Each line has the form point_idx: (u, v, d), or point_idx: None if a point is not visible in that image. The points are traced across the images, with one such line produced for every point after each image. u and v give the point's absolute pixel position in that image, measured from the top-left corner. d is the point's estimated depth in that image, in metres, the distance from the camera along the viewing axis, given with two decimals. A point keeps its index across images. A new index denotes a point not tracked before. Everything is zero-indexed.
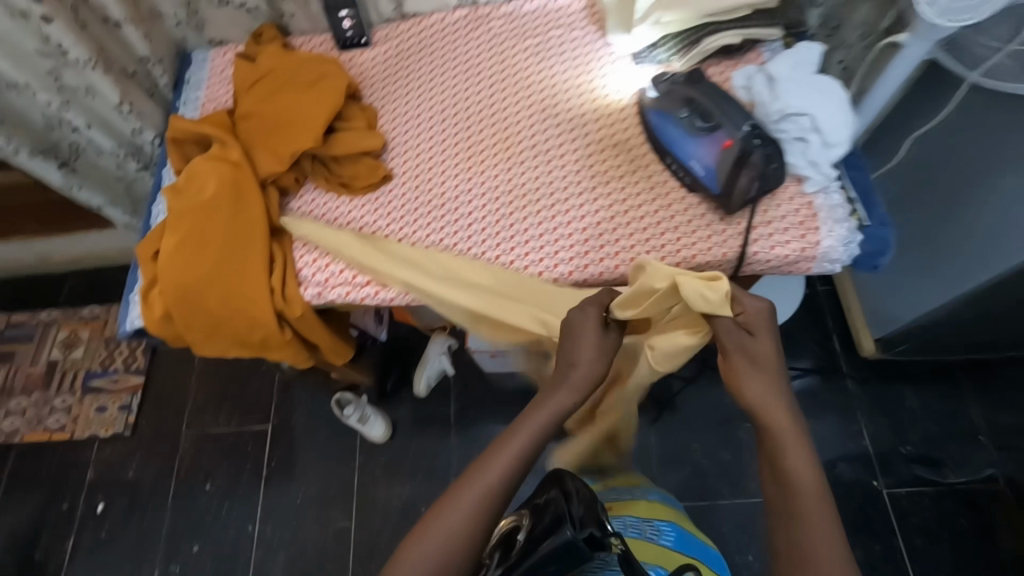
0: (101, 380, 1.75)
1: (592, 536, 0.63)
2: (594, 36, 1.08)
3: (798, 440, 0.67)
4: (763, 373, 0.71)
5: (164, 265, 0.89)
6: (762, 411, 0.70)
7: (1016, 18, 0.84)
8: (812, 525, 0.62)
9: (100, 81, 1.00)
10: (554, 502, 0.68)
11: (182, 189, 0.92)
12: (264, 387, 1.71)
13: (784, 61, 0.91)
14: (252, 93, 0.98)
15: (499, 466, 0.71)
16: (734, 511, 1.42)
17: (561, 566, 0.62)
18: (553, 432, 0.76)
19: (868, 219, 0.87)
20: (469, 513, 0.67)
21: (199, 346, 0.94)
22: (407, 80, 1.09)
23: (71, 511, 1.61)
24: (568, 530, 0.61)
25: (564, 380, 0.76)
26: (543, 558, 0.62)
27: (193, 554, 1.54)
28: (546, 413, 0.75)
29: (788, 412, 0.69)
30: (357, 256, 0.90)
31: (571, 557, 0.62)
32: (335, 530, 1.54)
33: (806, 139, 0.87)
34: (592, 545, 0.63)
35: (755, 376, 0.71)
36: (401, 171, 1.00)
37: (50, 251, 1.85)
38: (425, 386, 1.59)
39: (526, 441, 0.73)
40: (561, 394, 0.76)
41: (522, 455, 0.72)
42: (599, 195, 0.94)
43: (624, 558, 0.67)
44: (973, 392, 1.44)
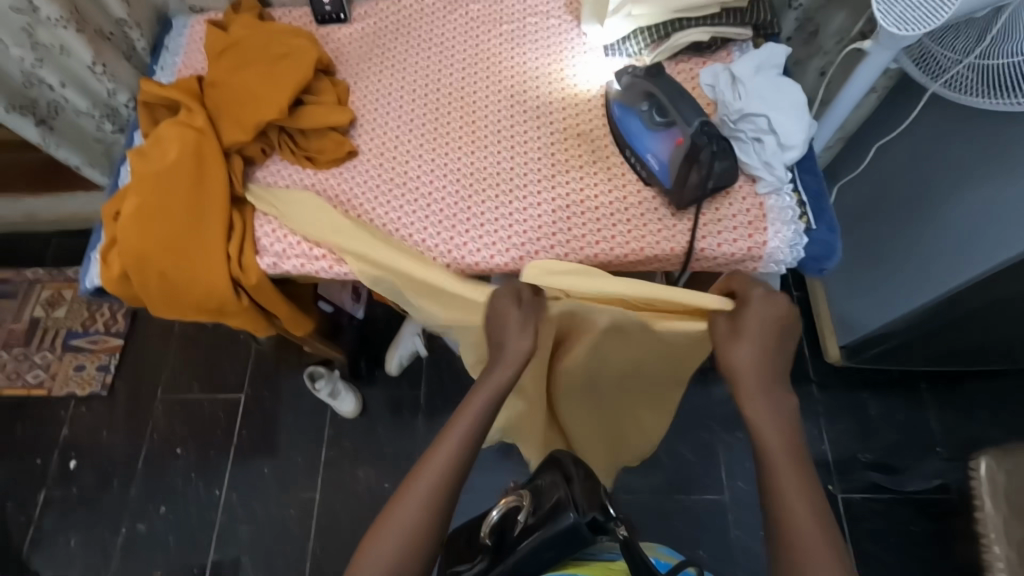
0: (81, 340, 1.78)
1: (593, 521, 0.72)
2: (570, 25, 1.08)
3: (784, 446, 0.72)
4: (742, 368, 0.76)
5: (123, 226, 0.90)
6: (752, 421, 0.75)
7: (973, 31, 0.84)
8: (799, 525, 0.66)
9: (73, 40, 1.01)
10: (556, 489, 0.78)
11: (147, 152, 0.94)
12: (240, 357, 1.73)
13: (748, 62, 0.92)
14: (223, 62, 0.99)
15: (445, 453, 0.75)
16: (690, 506, 1.45)
17: (564, 545, 0.72)
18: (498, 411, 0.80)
19: (816, 223, 0.89)
20: (418, 506, 0.72)
21: (156, 308, 0.96)
22: (381, 58, 1.10)
23: (45, 467, 1.64)
24: (571, 514, 0.71)
25: (499, 358, 0.79)
26: (544, 542, 0.72)
27: (160, 515, 1.57)
28: (488, 391, 0.79)
29: (778, 427, 0.74)
30: (310, 230, 0.92)
31: (571, 539, 0.72)
32: (300, 501, 1.57)
33: (761, 140, 0.88)
34: (593, 528, 0.73)
35: (736, 369, 0.76)
36: (367, 148, 1.01)
37: (35, 210, 1.86)
38: (397, 365, 1.63)
39: (471, 421, 0.77)
40: (499, 372, 0.79)
41: (469, 433, 0.76)
42: (557, 184, 0.96)
43: (626, 544, 0.71)
44: (934, 404, 1.46)
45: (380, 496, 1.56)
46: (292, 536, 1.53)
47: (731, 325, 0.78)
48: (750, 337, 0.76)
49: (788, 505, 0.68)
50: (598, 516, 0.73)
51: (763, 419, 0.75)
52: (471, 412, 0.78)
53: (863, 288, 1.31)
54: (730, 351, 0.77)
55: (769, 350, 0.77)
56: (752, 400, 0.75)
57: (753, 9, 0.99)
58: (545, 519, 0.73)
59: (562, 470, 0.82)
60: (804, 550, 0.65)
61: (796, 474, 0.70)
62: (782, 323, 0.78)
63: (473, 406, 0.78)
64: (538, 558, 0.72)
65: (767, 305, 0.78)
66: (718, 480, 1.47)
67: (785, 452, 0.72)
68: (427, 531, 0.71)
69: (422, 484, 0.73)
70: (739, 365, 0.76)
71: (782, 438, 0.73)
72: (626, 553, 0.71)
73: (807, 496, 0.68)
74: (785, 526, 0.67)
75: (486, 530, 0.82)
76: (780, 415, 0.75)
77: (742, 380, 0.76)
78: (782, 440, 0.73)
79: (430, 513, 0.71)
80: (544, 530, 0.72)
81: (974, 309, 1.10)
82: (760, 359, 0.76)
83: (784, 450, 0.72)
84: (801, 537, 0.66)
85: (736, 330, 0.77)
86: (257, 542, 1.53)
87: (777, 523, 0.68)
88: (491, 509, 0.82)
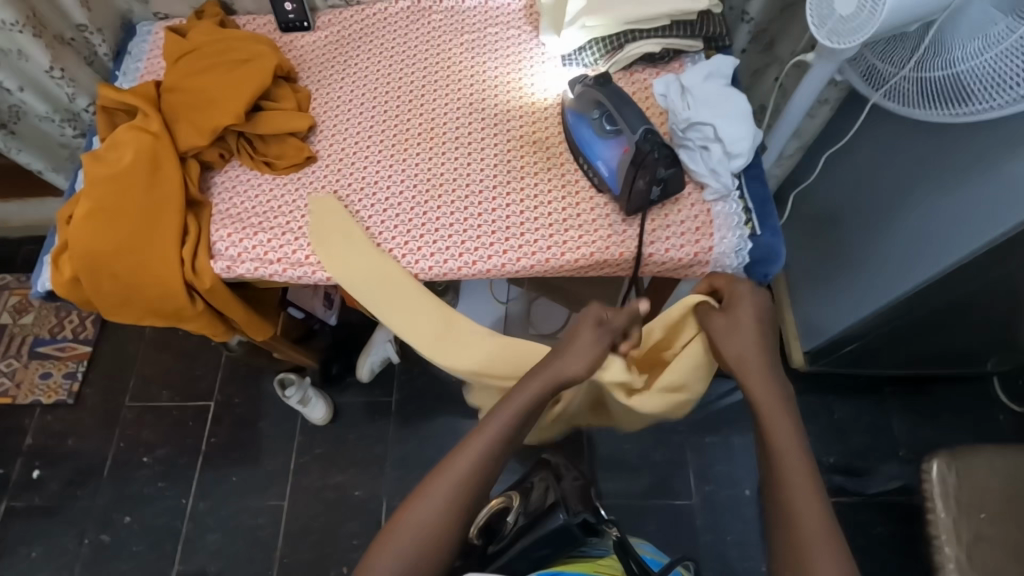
0: (49, 347, 1.75)
1: (585, 522, 0.73)
2: (529, 35, 1.11)
3: (793, 438, 0.69)
4: (744, 359, 0.75)
5: (75, 229, 0.90)
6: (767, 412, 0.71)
7: (910, 41, 0.87)
8: (801, 520, 0.62)
9: (30, 44, 1.01)
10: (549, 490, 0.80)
11: (102, 156, 0.94)
12: (210, 364, 1.72)
13: (696, 72, 0.94)
14: (181, 67, 1.00)
15: (473, 451, 0.70)
16: (660, 511, 1.46)
17: (557, 545, 0.72)
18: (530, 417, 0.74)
19: (761, 229, 0.91)
20: (440, 504, 0.66)
21: (110, 311, 0.96)
22: (343, 66, 1.11)
23: (8, 476, 1.61)
24: (561, 514, 0.72)
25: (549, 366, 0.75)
26: (538, 540, 0.71)
27: (125, 525, 1.55)
28: (525, 395, 0.73)
29: (789, 419, 0.71)
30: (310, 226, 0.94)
31: (564, 538, 0.71)
32: (269, 509, 1.55)
33: (708, 148, 0.91)
34: (585, 529, 0.73)
35: (742, 357, 0.75)
36: (327, 153, 1.02)
37: (4, 216, 1.84)
38: (368, 372, 1.61)
39: (503, 423, 0.72)
40: (536, 381, 0.74)
41: (497, 438, 0.71)
42: (512, 189, 0.97)
43: (620, 546, 0.71)
44: (898, 408, 1.49)
45: (351, 504, 1.55)
46: (260, 546, 1.51)
47: (729, 321, 0.78)
48: (746, 328, 0.77)
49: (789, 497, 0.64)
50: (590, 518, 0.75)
51: (770, 407, 0.72)
52: (513, 407, 0.72)
53: (823, 293, 1.34)
54: (728, 343, 0.77)
55: (765, 341, 0.77)
56: (760, 386, 0.73)
57: (705, 21, 1.01)
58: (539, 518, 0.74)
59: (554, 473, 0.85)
60: (805, 546, 0.60)
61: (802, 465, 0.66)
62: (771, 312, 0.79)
63: (513, 404, 0.73)
64: (529, 557, 0.72)
65: (759, 301, 0.79)
66: (687, 485, 1.48)
67: (792, 442, 0.69)
68: (440, 534, 0.65)
69: (442, 486, 0.68)
70: (737, 354, 0.76)
71: (788, 428, 0.70)
72: (621, 552, 0.70)
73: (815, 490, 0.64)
74: (792, 520, 0.63)
75: (476, 532, 0.78)
76: (786, 408, 0.72)
77: (744, 367, 0.75)
78: (790, 431, 0.70)
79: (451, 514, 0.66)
80: (540, 526, 0.72)
81: (926, 312, 1.12)
82: (760, 350, 0.76)
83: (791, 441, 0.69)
84: (807, 532, 0.61)
85: (733, 325, 0.77)
86: (224, 551, 1.51)
87: (785, 521, 0.64)
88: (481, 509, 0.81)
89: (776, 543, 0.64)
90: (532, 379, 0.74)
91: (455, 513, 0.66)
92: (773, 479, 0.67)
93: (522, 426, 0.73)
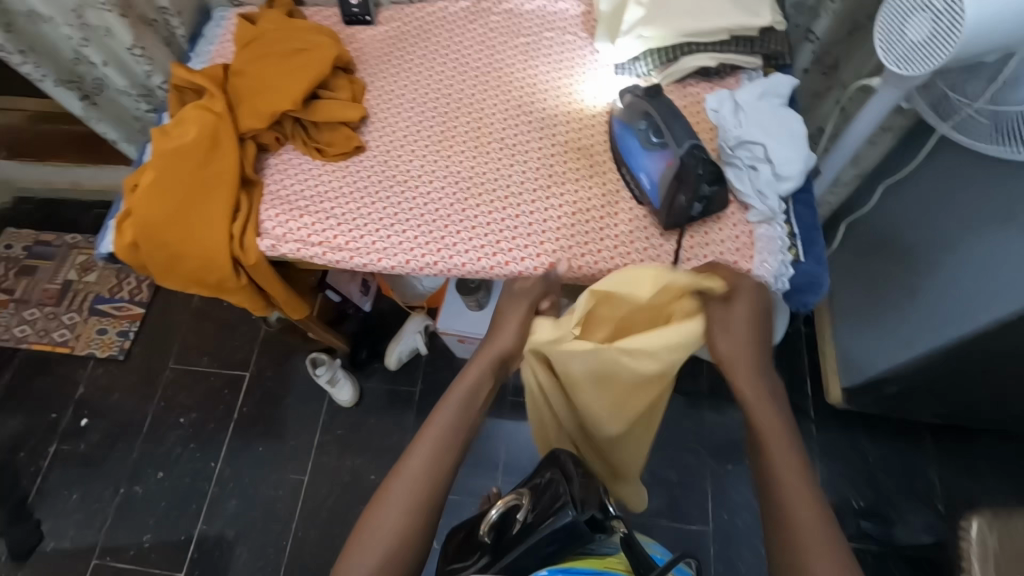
0: (107, 305, 1.87)
1: (592, 518, 0.72)
2: (584, 42, 1.11)
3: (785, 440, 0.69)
4: (738, 353, 0.75)
5: (138, 198, 0.96)
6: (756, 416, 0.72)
7: (985, 75, 0.82)
8: (801, 524, 0.63)
9: (116, 23, 1.08)
10: (557, 484, 0.76)
11: (169, 131, 1.00)
12: (248, 336, 1.80)
13: (752, 90, 0.92)
14: (248, 52, 1.05)
15: (421, 456, 0.72)
16: (671, 533, 1.43)
17: (565, 541, 0.71)
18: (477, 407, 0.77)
19: (804, 256, 0.88)
20: (401, 507, 0.67)
21: (162, 277, 1.02)
22: (399, 61, 1.14)
23: (58, 422, 1.73)
24: (569, 512, 0.70)
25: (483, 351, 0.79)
26: (548, 537, 0.70)
27: (156, 480, 1.64)
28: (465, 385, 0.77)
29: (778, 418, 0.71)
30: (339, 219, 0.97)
31: (572, 536, 0.71)
32: (288, 482, 1.61)
33: (757, 169, 0.88)
34: (592, 525, 0.72)
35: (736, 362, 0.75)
36: (375, 144, 1.05)
37: (80, 179, 1.98)
38: (396, 360, 1.65)
39: (453, 414, 0.74)
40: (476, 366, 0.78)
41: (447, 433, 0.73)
42: (552, 194, 0.97)
43: (625, 541, 0.76)
44: (937, 459, 1.40)
45: (366, 488, 1.58)
46: (275, 516, 1.57)
47: (725, 308, 0.77)
48: (747, 317, 0.77)
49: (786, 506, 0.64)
50: (597, 514, 0.73)
51: (761, 414, 0.72)
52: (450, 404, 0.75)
53: (866, 329, 1.29)
54: (726, 333, 0.76)
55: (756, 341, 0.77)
56: (748, 394, 0.73)
57: (765, 38, 0.99)
58: (545, 515, 0.72)
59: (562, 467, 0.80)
60: (809, 552, 0.60)
61: (795, 470, 0.67)
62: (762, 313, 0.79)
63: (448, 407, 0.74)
64: (536, 553, 0.71)
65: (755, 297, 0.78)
66: (702, 511, 1.44)
67: (782, 448, 0.69)
68: (411, 534, 0.66)
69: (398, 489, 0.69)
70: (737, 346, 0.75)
71: (780, 438, 0.70)
72: (627, 547, 0.75)
73: (809, 496, 0.64)
74: (791, 528, 0.63)
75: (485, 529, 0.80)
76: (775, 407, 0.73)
77: (736, 369, 0.75)
78: (781, 440, 0.70)
79: (416, 513, 0.67)
80: (547, 527, 0.70)
81: (978, 359, 1.05)
82: (752, 345, 0.76)
83: (780, 445, 0.69)
84: (800, 540, 0.62)
85: (726, 318, 0.76)
86: (243, 517, 1.58)
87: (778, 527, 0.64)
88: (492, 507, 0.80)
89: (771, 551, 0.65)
90: (473, 366, 0.78)
91: (414, 514, 0.67)
92: (770, 489, 0.67)
93: (463, 422, 0.75)
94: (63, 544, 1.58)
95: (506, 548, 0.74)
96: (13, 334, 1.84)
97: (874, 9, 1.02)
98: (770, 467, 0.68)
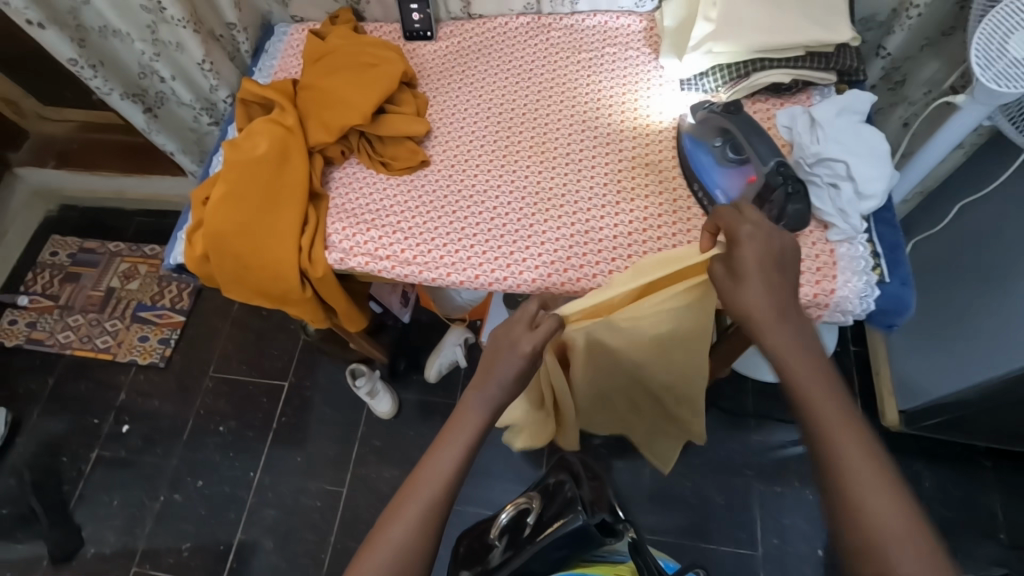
0: (149, 313, 1.90)
1: (603, 522, 0.79)
2: (648, 57, 1.11)
3: (828, 397, 0.63)
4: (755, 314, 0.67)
5: (210, 210, 0.97)
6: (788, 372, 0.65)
7: None
8: (868, 504, 0.56)
9: (189, 39, 1.10)
10: (567, 488, 0.84)
11: (239, 144, 1.01)
12: (287, 346, 1.80)
13: (829, 106, 0.90)
14: (317, 67, 1.07)
15: (438, 473, 0.71)
16: (719, 558, 1.38)
17: (574, 542, 0.78)
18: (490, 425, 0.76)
19: (889, 276, 0.85)
20: (410, 523, 0.68)
21: (228, 288, 1.02)
22: (462, 75, 1.15)
23: (99, 427, 1.73)
24: (581, 515, 0.76)
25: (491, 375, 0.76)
26: (558, 539, 0.77)
27: (196, 488, 1.63)
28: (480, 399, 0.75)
29: (816, 370, 0.64)
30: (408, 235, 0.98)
31: (581, 536, 0.77)
32: (326, 494, 1.59)
33: (837, 186, 0.86)
34: (602, 529, 0.80)
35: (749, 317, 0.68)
36: (440, 159, 1.05)
37: (125, 189, 2.03)
38: (435, 373, 1.65)
39: (475, 429, 0.74)
40: (488, 391, 0.75)
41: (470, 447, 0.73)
42: (621, 210, 0.96)
43: (634, 546, 0.84)
44: (999, 487, 1.34)
45: None
46: (313, 529, 1.55)
47: (728, 274, 0.70)
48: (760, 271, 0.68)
49: (858, 488, 0.57)
50: (606, 517, 0.81)
51: (805, 375, 0.64)
52: (466, 433, 0.73)
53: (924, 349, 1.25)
54: (736, 297, 0.68)
55: (776, 284, 0.68)
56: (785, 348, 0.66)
57: (840, 54, 0.97)
58: (557, 517, 0.79)
59: (571, 470, 0.89)
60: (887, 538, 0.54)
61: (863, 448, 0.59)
62: (777, 255, 0.70)
63: (460, 436, 0.73)
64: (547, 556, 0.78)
65: (759, 248, 0.69)
66: (750, 533, 1.40)
67: (837, 417, 0.61)
68: (417, 548, 0.66)
69: (413, 507, 0.69)
70: (755, 306, 0.67)
71: (833, 403, 0.62)
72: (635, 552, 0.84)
73: (881, 475, 0.58)
74: (866, 515, 0.56)
75: (497, 531, 0.89)
76: (811, 359, 0.65)
77: (761, 317, 0.67)
78: (835, 407, 0.62)
79: (423, 535, 0.67)
80: (556, 528, 0.76)
81: None
82: (769, 298, 0.67)
83: (826, 403, 0.63)
84: (877, 528, 0.55)
85: (733, 287, 0.69)
86: (281, 529, 1.56)
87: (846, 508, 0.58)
88: (503, 512, 0.90)
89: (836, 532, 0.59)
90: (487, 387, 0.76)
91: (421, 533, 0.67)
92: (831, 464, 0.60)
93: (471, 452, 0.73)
94: (102, 551, 1.57)
95: (519, 545, 0.82)
96: (56, 339, 1.87)
97: (949, 25, 1.00)
98: (829, 440, 0.60)
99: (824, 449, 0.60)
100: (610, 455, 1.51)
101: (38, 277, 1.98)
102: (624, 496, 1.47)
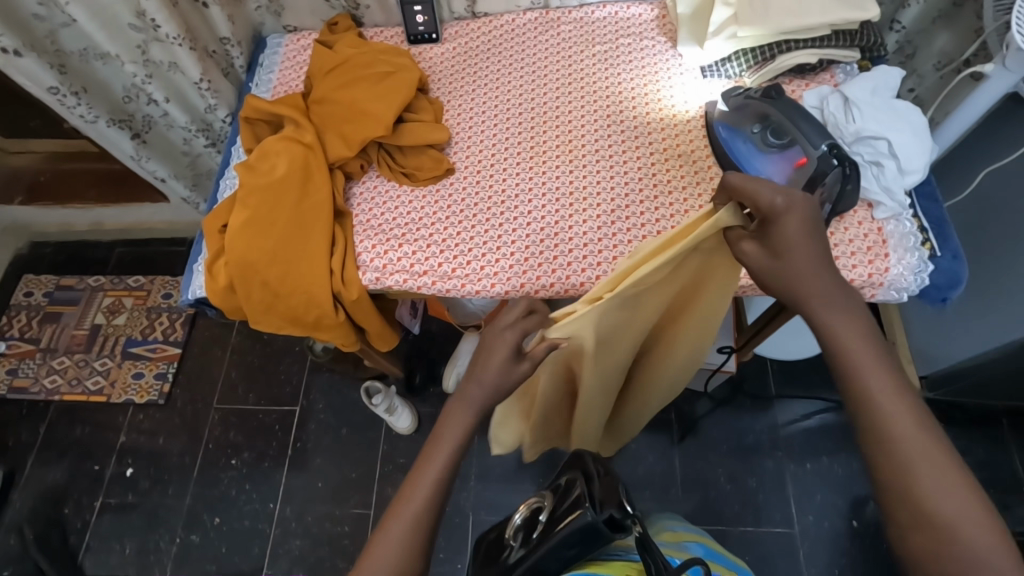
0: (141, 347, 1.79)
1: (612, 518, 0.67)
2: (663, 47, 1.09)
3: (877, 362, 0.56)
4: (801, 266, 0.59)
5: (228, 238, 0.91)
6: (837, 342, 0.57)
7: None
8: (925, 467, 0.52)
9: (185, 57, 1.03)
10: (577, 485, 0.75)
11: (254, 166, 0.95)
12: (294, 369, 1.72)
13: (861, 84, 0.90)
14: (328, 79, 1.02)
15: (428, 477, 0.65)
16: (761, 540, 1.38)
17: (586, 543, 0.68)
18: (486, 414, 0.70)
19: (939, 250, 0.86)
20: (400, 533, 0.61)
21: (255, 319, 0.97)
22: (474, 77, 1.10)
23: (101, 473, 1.63)
24: (589, 513, 0.66)
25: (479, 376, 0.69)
26: (568, 538, 0.68)
27: (213, 526, 1.54)
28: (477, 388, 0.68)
29: (864, 335, 0.57)
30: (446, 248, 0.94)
31: (591, 537, 0.67)
32: (352, 517, 1.52)
33: (881, 164, 0.86)
34: (612, 526, 0.67)
35: (797, 268, 0.59)
36: (464, 165, 1.01)
37: (99, 219, 1.92)
38: (454, 382, 1.52)
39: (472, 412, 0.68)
40: (472, 391, 0.69)
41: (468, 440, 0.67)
42: (660, 204, 0.94)
43: (641, 543, 0.65)
44: (1018, 441, 1.30)
45: None
46: (343, 555, 1.48)
47: (766, 249, 0.60)
48: (830, 271, 0.59)
49: (939, 500, 0.51)
50: (614, 513, 0.67)
51: (848, 334, 0.58)
52: (447, 444, 0.67)
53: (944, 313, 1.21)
54: (779, 273, 0.59)
55: (818, 245, 0.59)
56: (836, 316, 0.58)
57: (863, 31, 0.97)
58: (569, 513, 0.69)
59: (583, 467, 0.80)
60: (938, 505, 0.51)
61: (956, 477, 0.52)
62: (818, 220, 0.60)
63: (456, 442, 0.67)
64: (558, 557, 0.69)
65: (805, 215, 0.59)
66: (786, 512, 1.40)
67: (921, 432, 0.53)
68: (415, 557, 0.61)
69: (401, 520, 0.62)
70: (799, 283, 0.59)
71: (911, 414, 0.54)
72: (642, 549, 0.65)
73: (930, 434, 0.53)
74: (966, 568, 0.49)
75: (511, 532, 0.83)
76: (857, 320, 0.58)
77: (831, 318, 0.58)
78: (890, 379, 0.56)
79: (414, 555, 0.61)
80: (566, 526, 0.67)
81: None
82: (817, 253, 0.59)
83: (873, 365, 0.56)
84: (934, 491, 0.51)
85: (778, 268, 0.59)
86: (309, 560, 1.49)
87: (928, 551, 0.51)
88: (515, 511, 0.83)
89: (889, 504, 0.54)
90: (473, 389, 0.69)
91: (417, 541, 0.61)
92: (895, 461, 0.53)
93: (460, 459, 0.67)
94: None
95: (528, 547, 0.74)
96: (43, 385, 1.75)
97: None
98: (880, 413, 0.55)
99: (870, 410, 0.55)
100: (640, 448, 1.49)
101: (14, 321, 1.85)
102: (659, 487, 1.45)
